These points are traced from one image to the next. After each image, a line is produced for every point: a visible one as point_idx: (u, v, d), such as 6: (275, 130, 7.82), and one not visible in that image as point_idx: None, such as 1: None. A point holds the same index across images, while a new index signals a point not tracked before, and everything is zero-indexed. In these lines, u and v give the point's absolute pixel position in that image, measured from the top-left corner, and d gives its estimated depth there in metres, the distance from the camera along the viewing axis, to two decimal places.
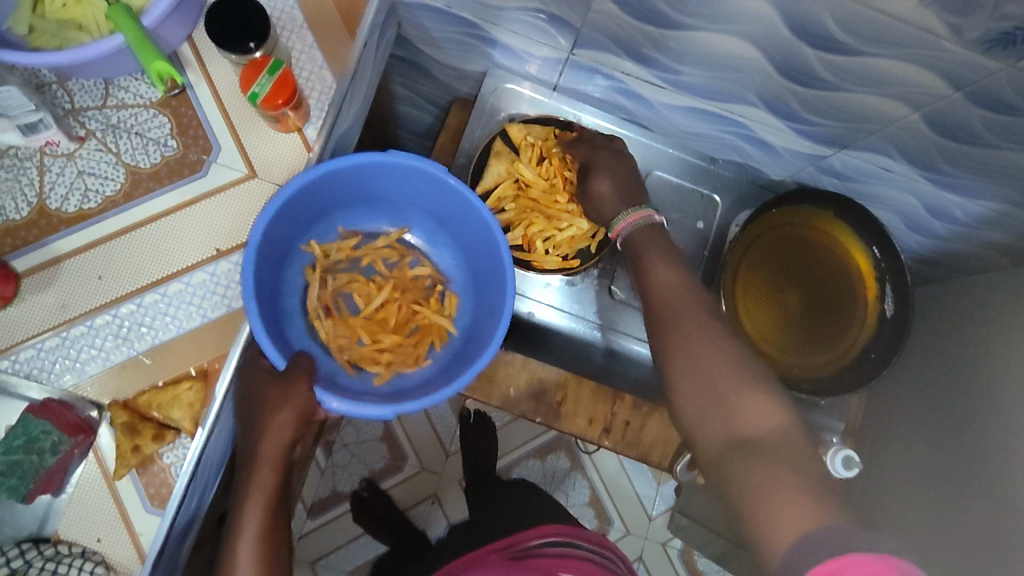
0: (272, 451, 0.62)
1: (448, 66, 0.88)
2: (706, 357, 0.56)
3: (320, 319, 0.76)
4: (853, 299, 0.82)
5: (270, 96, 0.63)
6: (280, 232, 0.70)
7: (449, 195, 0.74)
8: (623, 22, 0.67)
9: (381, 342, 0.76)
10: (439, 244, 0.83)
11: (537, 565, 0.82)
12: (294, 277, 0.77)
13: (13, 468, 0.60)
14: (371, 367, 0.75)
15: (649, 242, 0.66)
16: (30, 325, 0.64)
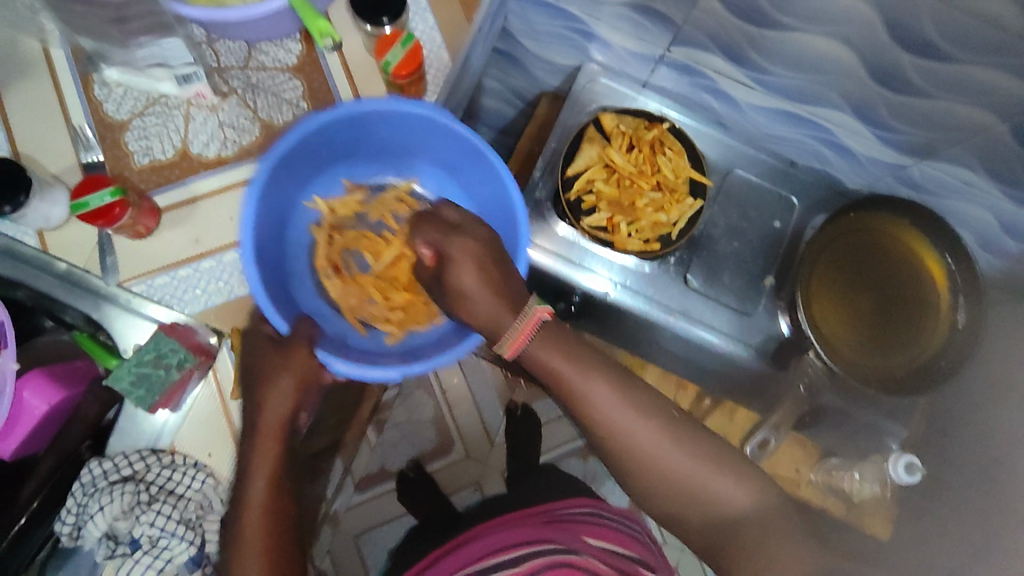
0: (273, 419, 0.62)
1: (544, 59, 0.94)
2: (672, 470, 0.62)
3: (329, 277, 0.80)
4: (925, 307, 0.83)
5: (400, 66, 0.69)
6: (280, 190, 0.74)
7: (448, 141, 0.75)
8: (725, 20, 0.71)
9: (391, 300, 0.79)
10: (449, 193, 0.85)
11: (570, 529, 0.88)
12: (301, 235, 0.82)
13: (143, 381, 0.66)
14: (383, 326, 0.79)
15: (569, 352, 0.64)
16: (166, 255, 0.71)
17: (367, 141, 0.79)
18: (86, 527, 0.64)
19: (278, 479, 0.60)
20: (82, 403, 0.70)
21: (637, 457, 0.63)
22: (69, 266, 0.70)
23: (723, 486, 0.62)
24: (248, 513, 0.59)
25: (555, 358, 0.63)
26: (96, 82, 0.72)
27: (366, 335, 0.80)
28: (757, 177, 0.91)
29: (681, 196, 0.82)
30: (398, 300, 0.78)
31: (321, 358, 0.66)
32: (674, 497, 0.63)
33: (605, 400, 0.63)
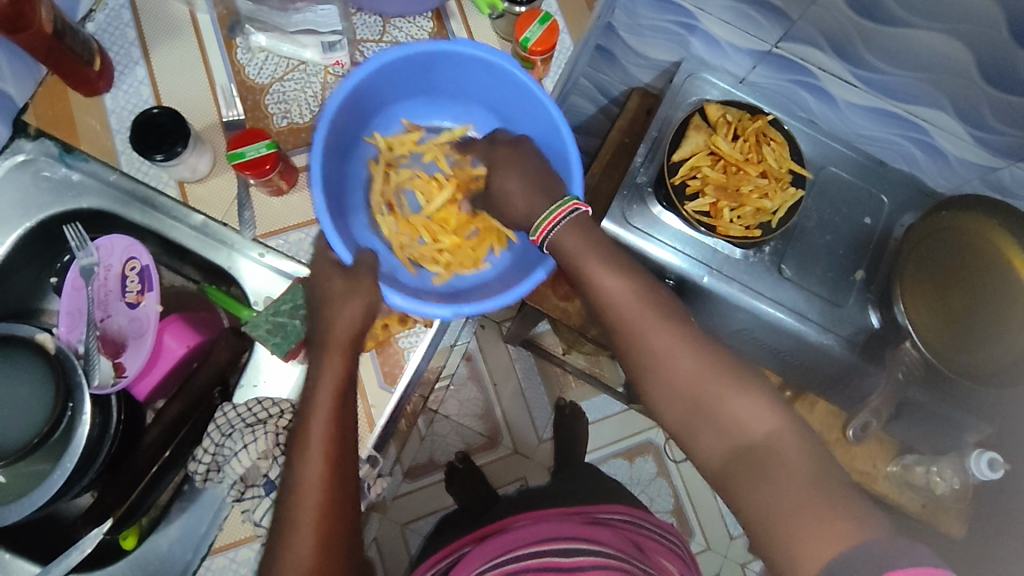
0: (343, 336, 0.64)
1: (640, 55, 0.97)
2: (676, 370, 0.63)
3: (385, 213, 0.86)
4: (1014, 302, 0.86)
5: (538, 43, 0.72)
6: (348, 123, 0.81)
7: (507, 86, 0.81)
8: (841, 15, 0.75)
9: (441, 242, 0.85)
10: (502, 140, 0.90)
11: (617, 530, 0.86)
12: (359, 168, 0.88)
13: (279, 329, 0.68)
14: (431, 266, 0.86)
15: (580, 247, 0.69)
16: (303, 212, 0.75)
17: (427, 82, 0.84)
18: (225, 466, 0.65)
19: (339, 411, 0.62)
20: (214, 345, 0.74)
21: (652, 359, 0.64)
22: (206, 218, 0.73)
23: (731, 399, 0.60)
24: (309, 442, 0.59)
25: (578, 244, 0.69)
26: (240, 46, 0.76)
27: (414, 274, 0.86)
28: (848, 175, 0.94)
29: (785, 185, 0.85)
30: (446, 243, 0.85)
31: (381, 290, 0.70)
32: (682, 400, 0.63)
33: (618, 288, 0.67)
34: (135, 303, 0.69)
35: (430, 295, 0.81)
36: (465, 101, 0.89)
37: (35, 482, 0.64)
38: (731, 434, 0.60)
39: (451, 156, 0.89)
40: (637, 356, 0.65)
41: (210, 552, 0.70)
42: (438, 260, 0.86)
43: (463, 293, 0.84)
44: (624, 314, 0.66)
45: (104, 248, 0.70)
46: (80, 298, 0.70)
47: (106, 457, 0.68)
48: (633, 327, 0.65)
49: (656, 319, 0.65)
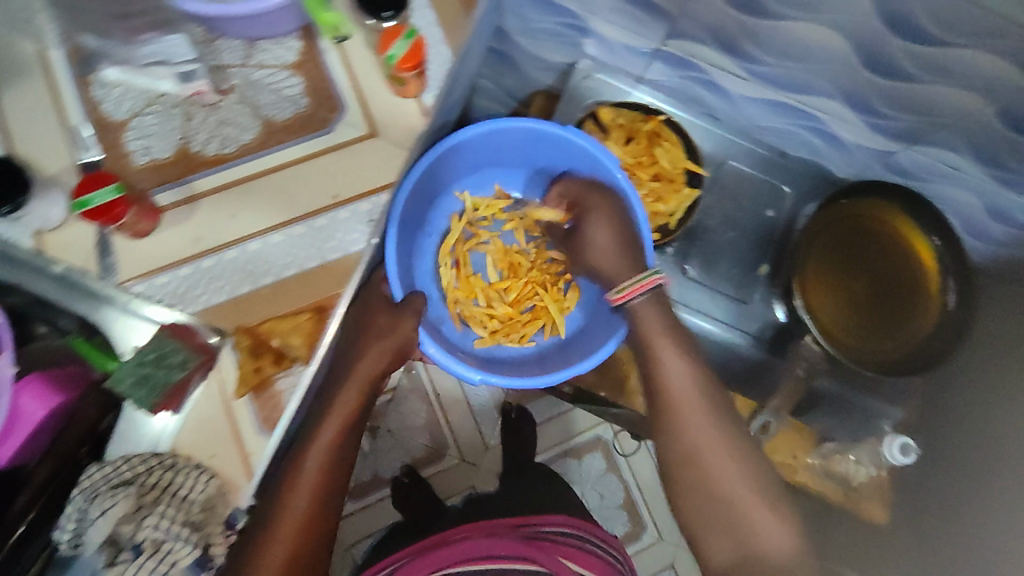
0: (365, 370, 0.74)
1: (536, 58, 0.95)
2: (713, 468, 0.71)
3: (446, 267, 0.88)
4: (915, 291, 0.85)
5: (405, 60, 0.69)
6: (440, 170, 0.82)
7: (602, 188, 0.83)
8: (721, 12, 0.73)
9: (495, 308, 0.87)
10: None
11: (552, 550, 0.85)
12: (439, 219, 0.90)
13: (143, 381, 0.65)
14: (477, 327, 0.87)
15: (645, 310, 0.77)
16: (166, 255, 0.70)
17: (528, 156, 0.87)
18: (88, 533, 0.62)
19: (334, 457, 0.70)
20: (81, 406, 0.68)
21: (685, 445, 0.73)
22: (66, 268, 0.69)
23: (758, 511, 0.69)
24: (299, 483, 0.67)
25: (656, 329, 0.76)
26: (95, 82, 0.71)
27: (459, 330, 0.88)
28: (749, 169, 0.94)
29: (680, 185, 0.84)
30: (501, 312, 0.86)
31: (418, 337, 0.77)
32: (717, 501, 0.70)
33: (678, 374, 0.75)
34: None
35: (467, 357, 0.83)
36: (558, 188, 0.91)
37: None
38: (739, 530, 0.69)
39: (531, 234, 0.90)
40: (670, 438, 0.74)
41: None
42: (486, 324, 0.87)
43: (500, 364, 0.85)
44: (677, 394, 0.74)
45: None
46: None
47: None
48: (677, 405, 0.74)
49: (695, 402, 0.74)
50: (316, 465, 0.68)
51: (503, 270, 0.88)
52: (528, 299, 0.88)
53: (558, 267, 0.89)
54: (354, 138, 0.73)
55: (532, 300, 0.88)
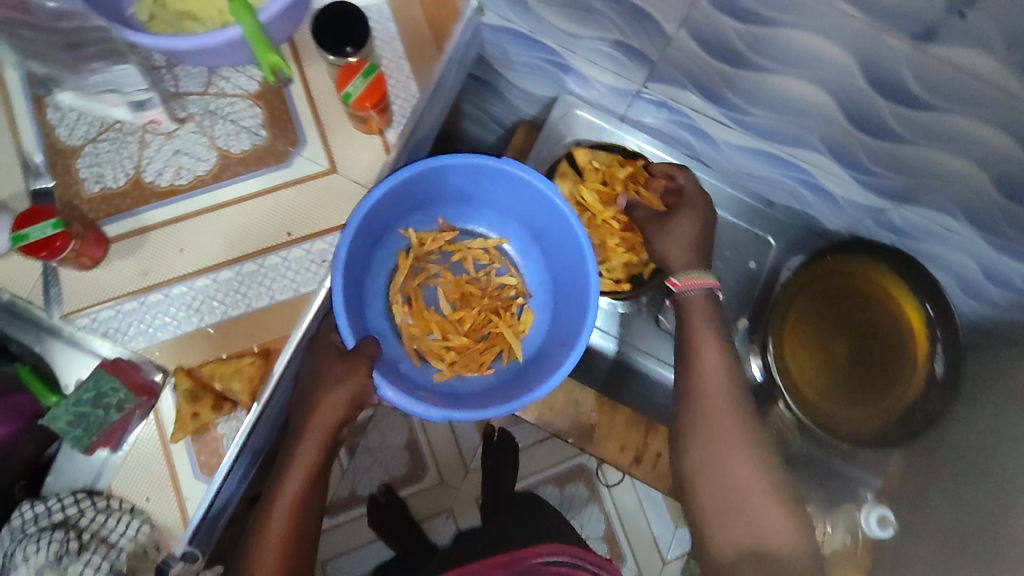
0: (320, 423, 0.64)
1: (519, 90, 0.92)
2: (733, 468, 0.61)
3: (399, 305, 0.78)
4: (902, 359, 0.80)
5: (361, 98, 0.67)
6: (381, 214, 0.72)
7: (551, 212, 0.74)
8: (699, 58, 0.70)
9: (450, 341, 0.77)
10: (533, 260, 0.83)
11: None
12: (384, 257, 0.79)
13: (79, 420, 0.63)
14: (436, 362, 0.77)
15: (697, 311, 0.70)
16: (111, 288, 0.68)
17: (468, 189, 0.77)
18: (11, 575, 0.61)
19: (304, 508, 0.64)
20: (17, 442, 0.66)
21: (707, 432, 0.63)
22: (12, 296, 0.68)
23: (771, 512, 0.59)
24: (266, 544, 0.62)
25: (704, 333, 0.68)
26: (50, 105, 0.70)
27: (419, 367, 0.77)
28: (733, 217, 0.90)
29: None
30: (456, 342, 0.77)
31: (374, 381, 0.65)
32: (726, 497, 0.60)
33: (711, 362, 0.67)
34: None
35: (426, 394, 0.72)
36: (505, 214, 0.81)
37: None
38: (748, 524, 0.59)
39: (479, 262, 0.82)
40: (691, 429, 0.64)
41: None
42: (444, 357, 0.77)
43: (465, 399, 0.74)
44: (706, 385, 0.66)
45: None
46: None
47: None
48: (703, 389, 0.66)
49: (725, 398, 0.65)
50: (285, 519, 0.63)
51: (456, 301, 0.79)
52: (483, 327, 0.78)
53: (511, 291, 0.81)
54: (311, 174, 0.71)
55: (488, 326, 0.78)
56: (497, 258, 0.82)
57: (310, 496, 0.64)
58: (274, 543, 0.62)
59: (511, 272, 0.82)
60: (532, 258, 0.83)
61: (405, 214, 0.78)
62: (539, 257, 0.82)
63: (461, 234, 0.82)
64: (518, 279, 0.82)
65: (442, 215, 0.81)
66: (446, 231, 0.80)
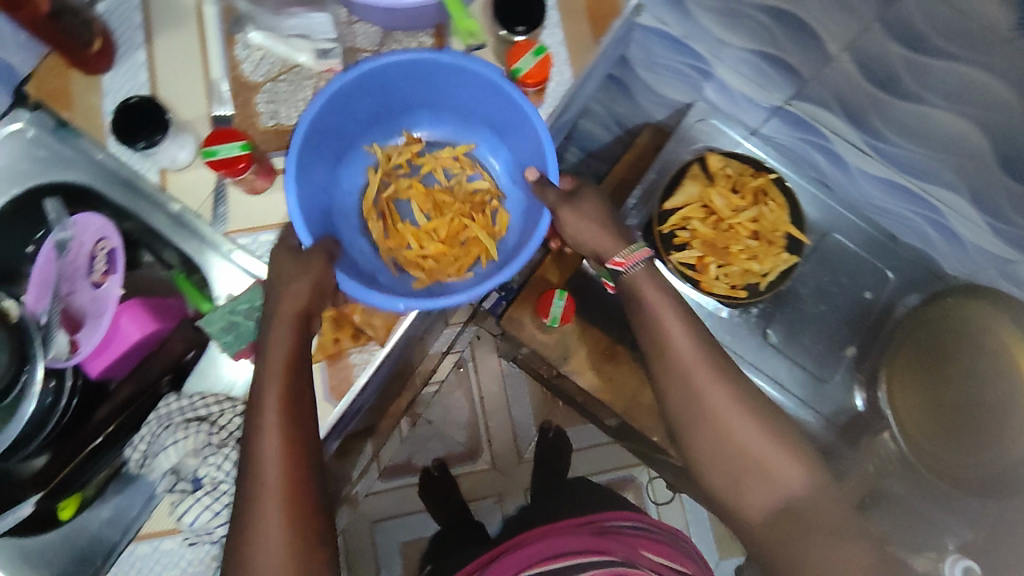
0: (282, 346, 0.60)
1: (655, 93, 0.95)
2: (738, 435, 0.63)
3: (374, 220, 0.75)
4: (1014, 411, 0.73)
5: (529, 75, 0.70)
6: (338, 123, 0.69)
7: (498, 101, 0.68)
8: (854, 81, 0.72)
9: (426, 248, 0.73)
10: (502, 156, 0.76)
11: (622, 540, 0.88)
12: (355, 175, 0.76)
13: (233, 328, 0.69)
14: (414, 271, 0.73)
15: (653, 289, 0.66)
16: (274, 214, 0.73)
17: (425, 97, 0.72)
18: (157, 458, 0.65)
19: (296, 425, 0.59)
20: (170, 336, 0.72)
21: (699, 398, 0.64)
22: (182, 208, 0.73)
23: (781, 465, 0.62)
24: (264, 465, 0.57)
25: (658, 298, 0.65)
26: (240, 42, 0.75)
27: (396, 277, 0.73)
28: (854, 245, 0.90)
29: (778, 249, 0.80)
30: (431, 249, 0.73)
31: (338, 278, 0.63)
32: (730, 460, 0.64)
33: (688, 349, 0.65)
34: (99, 283, 0.69)
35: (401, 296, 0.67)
36: (466, 115, 0.75)
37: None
38: (779, 491, 0.62)
39: (449, 170, 0.77)
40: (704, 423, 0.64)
41: (135, 537, 0.67)
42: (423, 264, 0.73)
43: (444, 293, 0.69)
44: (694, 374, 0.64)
45: (81, 224, 0.71)
46: (51, 269, 0.71)
47: (54, 429, 0.71)
48: (679, 357, 0.65)
49: (707, 361, 0.65)
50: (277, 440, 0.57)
51: (430, 212, 0.75)
52: (460, 232, 0.73)
53: (484, 194, 0.75)
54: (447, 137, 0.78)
55: (464, 230, 0.73)
56: (467, 164, 0.77)
57: (299, 413, 0.59)
58: (274, 462, 0.57)
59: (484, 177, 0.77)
60: (503, 155, 0.76)
61: (369, 128, 0.74)
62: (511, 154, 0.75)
63: (430, 146, 0.78)
64: (489, 180, 0.76)
65: (407, 127, 0.76)
66: (411, 144, 0.76)
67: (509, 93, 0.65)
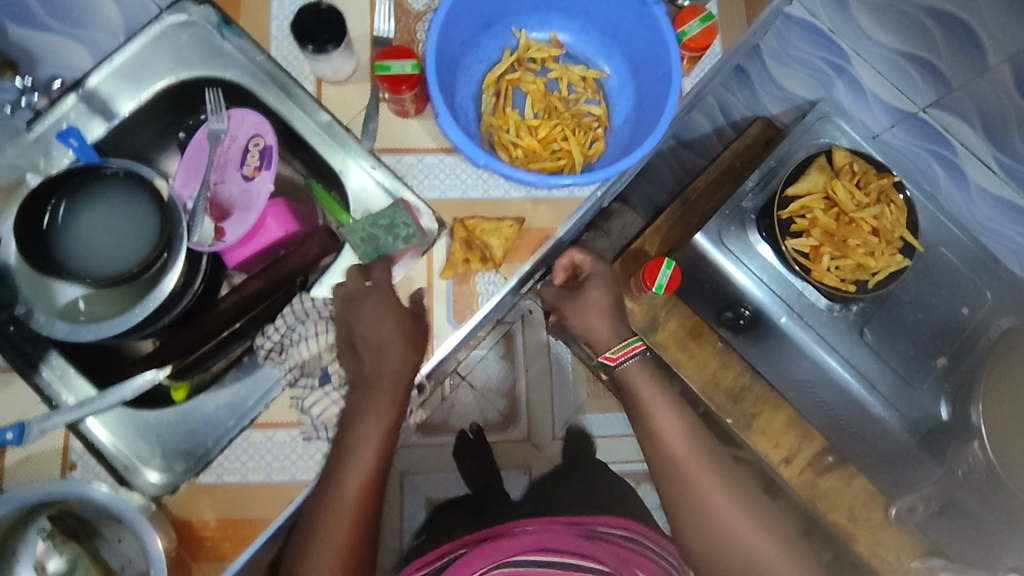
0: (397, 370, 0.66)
1: (777, 85, 0.96)
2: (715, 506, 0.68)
3: (488, 96, 0.75)
4: None
5: (695, 39, 0.72)
6: None
7: (653, 36, 0.69)
8: (1005, 94, 0.73)
9: (521, 138, 0.74)
10: (625, 99, 0.76)
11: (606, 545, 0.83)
12: (490, 49, 0.76)
13: (372, 240, 0.70)
14: (500, 153, 0.74)
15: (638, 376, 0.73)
16: (417, 139, 0.75)
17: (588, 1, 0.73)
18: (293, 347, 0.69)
19: (375, 475, 0.65)
20: (307, 238, 0.74)
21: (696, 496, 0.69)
22: (332, 120, 0.74)
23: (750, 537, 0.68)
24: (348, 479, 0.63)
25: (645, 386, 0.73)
26: None
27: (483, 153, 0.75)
28: (956, 261, 0.89)
29: (894, 250, 0.82)
30: (527, 141, 0.73)
31: (443, 123, 0.63)
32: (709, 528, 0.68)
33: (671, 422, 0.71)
34: (251, 177, 0.71)
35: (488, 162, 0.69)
36: (612, 41, 0.75)
37: (130, 301, 0.69)
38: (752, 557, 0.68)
39: (574, 87, 0.77)
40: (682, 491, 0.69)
41: (252, 424, 0.68)
42: (510, 151, 0.74)
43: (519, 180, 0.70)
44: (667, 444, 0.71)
45: (235, 119, 0.73)
46: (201, 158, 0.73)
47: (182, 310, 0.72)
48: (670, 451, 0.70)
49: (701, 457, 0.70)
50: (348, 522, 0.63)
51: (539, 112, 0.75)
52: (558, 140, 0.74)
53: (594, 121, 0.75)
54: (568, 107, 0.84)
55: (563, 141, 0.74)
56: (592, 89, 0.76)
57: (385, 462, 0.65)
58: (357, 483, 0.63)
59: (601, 106, 0.77)
60: (627, 97, 0.76)
61: (524, 11, 0.75)
62: (632, 97, 0.75)
63: (567, 56, 0.78)
64: (604, 112, 0.76)
65: (555, 28, 0.77)
66: (552, 46, 0.76)
67: (666, 26, 0.67)
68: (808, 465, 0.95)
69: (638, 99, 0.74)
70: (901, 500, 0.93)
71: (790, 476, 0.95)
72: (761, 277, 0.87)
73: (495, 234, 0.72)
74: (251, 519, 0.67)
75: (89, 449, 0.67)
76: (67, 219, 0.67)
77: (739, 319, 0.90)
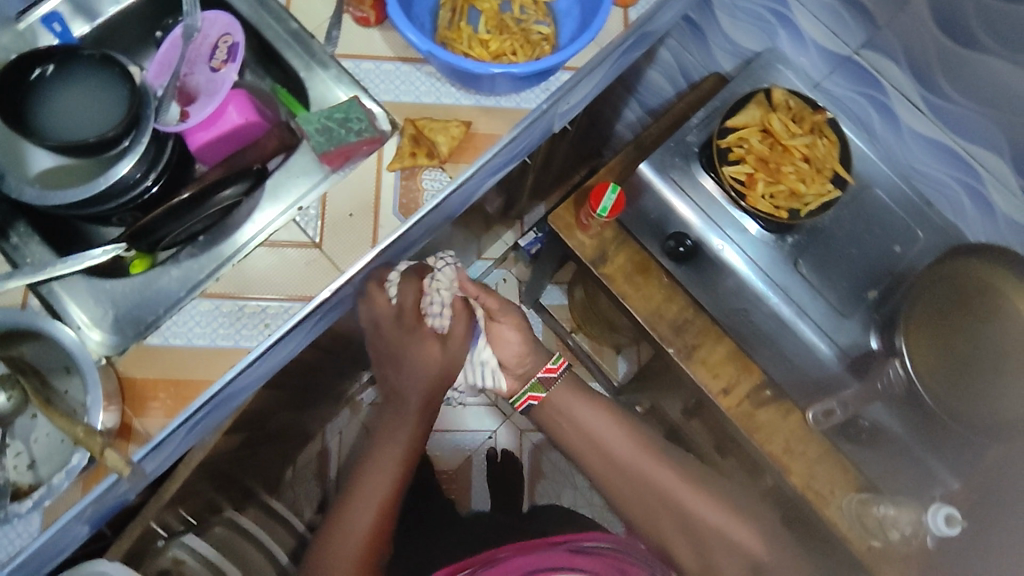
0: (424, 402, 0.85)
1: (728, 39, 1.01)
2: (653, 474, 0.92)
3: (444, 12, 0.81)
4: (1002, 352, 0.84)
5: None
6: None
7: None
8: (926, 31, 0.78)
9: (473, 50, 0.79)
10: (571, 20, 0.82)
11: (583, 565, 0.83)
12: None
13: (327, 131, 0.74)
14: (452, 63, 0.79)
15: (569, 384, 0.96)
16: (374, 48, 0.81)
17: None
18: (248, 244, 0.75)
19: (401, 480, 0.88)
20: (267, 133, 0.78)
21: (636, 469, 0.92)
22: (300, 27, 0.81)
23: (690, 494, 0.91)
24: (381, 483, 0.86)
25: (572, 394, 0.95)
26: None
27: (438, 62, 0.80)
28: (890, 203, 0.94)
29: (824, 179, 0.90)
30: (478, 52, 0.79)
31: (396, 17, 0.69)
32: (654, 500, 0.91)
33: (596, 419, 0.94)
34: (217, 69, 0.77)
35: (439, 62, 0.75)
36: None
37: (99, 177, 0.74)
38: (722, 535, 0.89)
39: (526, 10, 0.82)
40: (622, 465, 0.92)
41: (200, 294, 0.73)
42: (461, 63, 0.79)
43: (467, 82, 0.76)
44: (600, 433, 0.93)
45: (208, 20, 0.78)
46: (174, 53, 0.78)
47: (146, 196, 0.77)
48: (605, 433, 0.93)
49: (635, 443, 0.93)
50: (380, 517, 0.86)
51: (491, 29, 0.81)
52: (506, 54, 0.80)
53: (542, 39, 0.81)
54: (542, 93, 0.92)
55: (512, 54, 0.80)
56: (542, 12, 0.82)
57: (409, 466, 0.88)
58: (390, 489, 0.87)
59: (551, 27, 0.82)
60: (574, 19, 0.82)
61: None
62: (578, 17, 0.81)
63: None
64: (552, 32, 0.82)
65: None
66: None
67: None
68: (745, 396, 0.96)
69: (582, 17, 0.79)
70: (817, 403, 0.92)
71: (727, 406, 0.95)
72: (705, 211, 0.94)
73: (443, 134, 0.77)
74: (190, 380, 0.70)
75: (45, 308, 0.73)
76: (45, 100, 0.72)
77: (680, 248, 0.92)
